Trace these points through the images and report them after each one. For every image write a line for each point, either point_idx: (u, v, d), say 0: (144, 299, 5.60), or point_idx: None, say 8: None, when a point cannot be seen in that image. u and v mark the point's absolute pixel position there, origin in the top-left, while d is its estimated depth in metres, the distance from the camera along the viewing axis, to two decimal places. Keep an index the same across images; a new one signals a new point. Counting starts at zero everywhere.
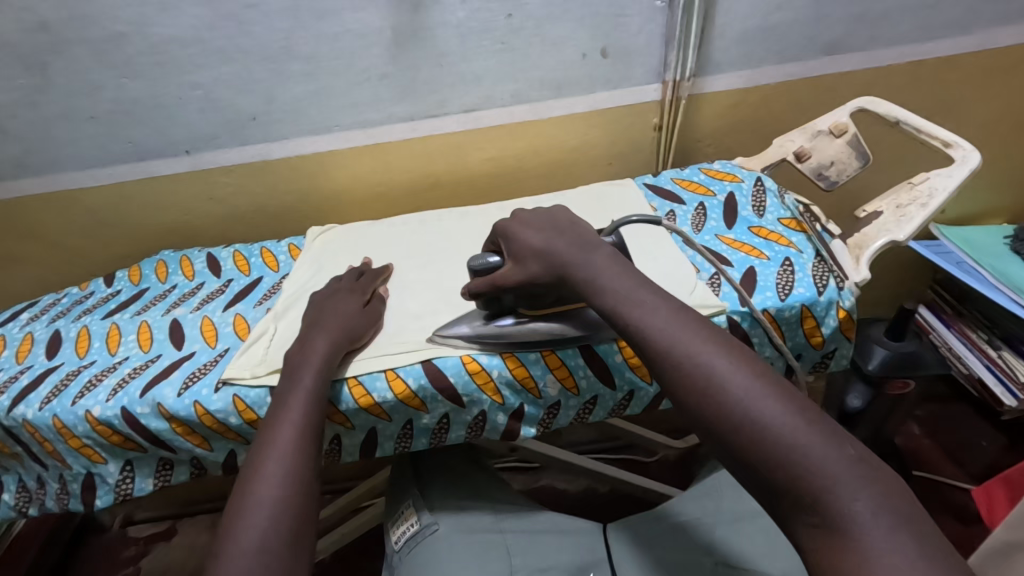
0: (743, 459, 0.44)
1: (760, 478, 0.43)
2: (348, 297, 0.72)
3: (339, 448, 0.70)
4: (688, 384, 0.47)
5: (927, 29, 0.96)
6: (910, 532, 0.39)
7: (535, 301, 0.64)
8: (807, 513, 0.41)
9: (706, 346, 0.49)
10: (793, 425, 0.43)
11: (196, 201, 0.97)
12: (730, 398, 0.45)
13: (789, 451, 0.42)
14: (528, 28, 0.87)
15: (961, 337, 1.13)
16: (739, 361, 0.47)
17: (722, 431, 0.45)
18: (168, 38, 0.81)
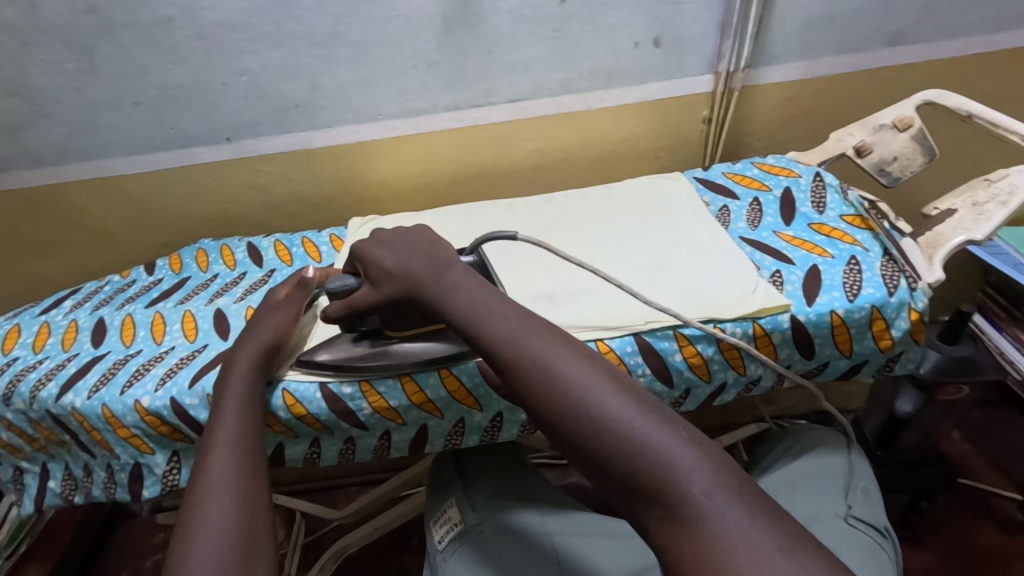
0: (585, 455, 0.42)
1: (606, 474, 0.42)
2: (269, 307, 0.68)
3: (388, 444, 0.68)
4: (535, 389, 0.45)
5: (996, 19, 0.91)
6: (745, 509, 0.38)
7: (398, 323, 0.63)
8: (654, 505, 0.40)
9: (549, 347, 0.47)
10: (632, 417, 0.42)
11: (236, 189, 0.96)
12: (579, 393, 0.44)
13: (626, 442, 0.41)
14: (582, 16, 0.85)
15: (1013, 341, 1.09)
16: (586, 358, 0.46)
17: (564, 428, 0.43)
18: (216, 22, 0.80)
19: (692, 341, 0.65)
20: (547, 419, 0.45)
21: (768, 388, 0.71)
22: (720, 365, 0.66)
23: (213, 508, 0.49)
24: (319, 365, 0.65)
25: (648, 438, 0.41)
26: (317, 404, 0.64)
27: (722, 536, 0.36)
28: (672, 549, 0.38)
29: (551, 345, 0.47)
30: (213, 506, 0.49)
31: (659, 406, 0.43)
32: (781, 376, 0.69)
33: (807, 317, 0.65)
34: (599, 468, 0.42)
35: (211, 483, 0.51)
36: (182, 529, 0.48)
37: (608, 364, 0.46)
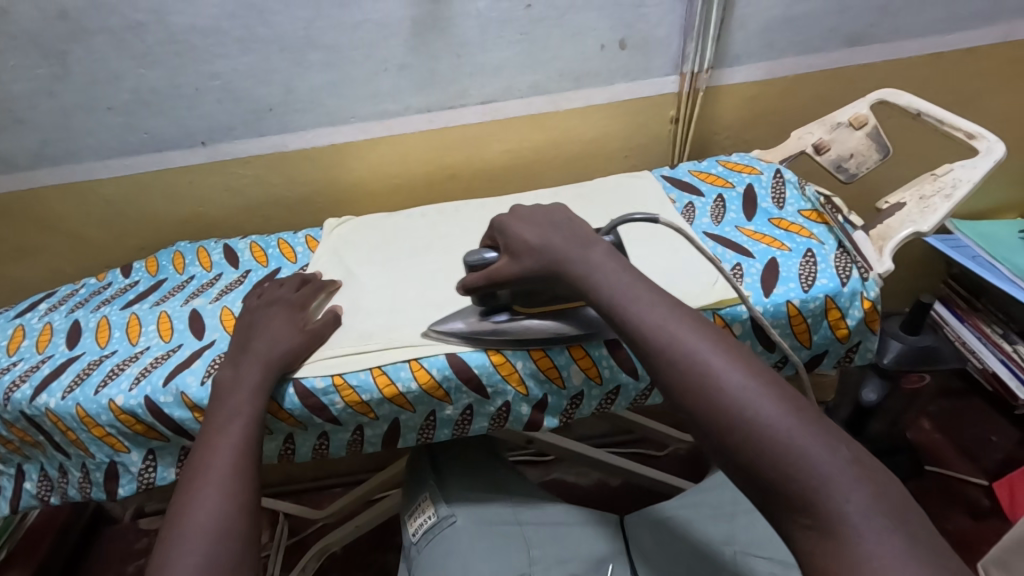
0: (729, 456, 0.44)
1: (745, 473, 0.44)
2: (283, 313, 0.70)
3: (362, 439, 0.70)
4: (685, 385, 0.47)
5: (948, 21, 0.95)
6: (902, 533, 0.39)
7: (533, 298, 0.64)
8: (801, 514, 0.41)
9: (701, 344, 0.48)
10: (790, 425, 0.43)
11: (212, 192, 0.97)
12: (727, 395, 0.45)
13: (781, 450, 0.42)
14: (549, 19, 0.87)
15: (975, 330, 1.14)
16: (739, 360, 0.47)
17: (712, 426, 0.45)
18: (188, 27, 0.81)
19: None
20: (692, 412, 0.46)
21: None
22: None
23: (206, 513, 0.53)
24: (450, 334, 0.66)
25: (797, 449, 0.42)
26: (291, 400, 0.66)
27: (869, 550, 0.38)
28: (815, 554, 0.40)
29: (694, 339, 0.49)
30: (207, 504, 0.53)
31: (822, 417, 0.44)
32: None
33: (764, 308, 0.68)
34: (749, 472, 0.43)
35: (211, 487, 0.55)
36: (170, 525, 0.53)
37: (756, 365, 0.47)
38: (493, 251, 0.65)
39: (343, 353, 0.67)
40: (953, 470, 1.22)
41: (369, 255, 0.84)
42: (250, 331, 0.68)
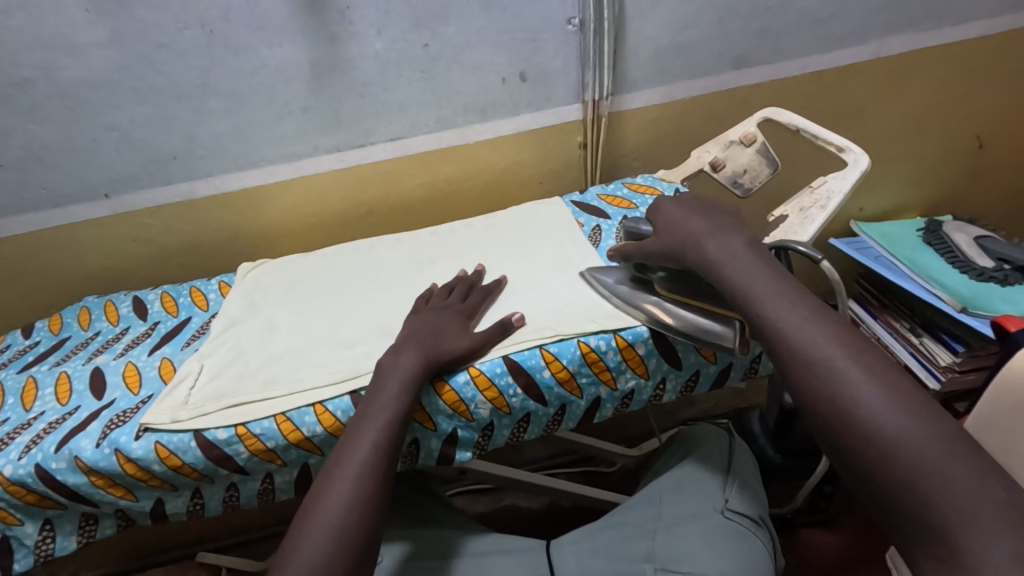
0: (852, 466, 0.42)
1: (869, 490, 0.41)
2: (457, 313, 0.70)
3: (273, 487, 0.69)
4: (814, 391, 0.45)
5: (825, 40, 1.02)
6: None
7: (679, 283, 0.68)
8: (929, 547, 0.37)
9: (834, 350, 0.46)
10: (914, 442, 0.39)
11: (121, 243, 0.95)
12: (884, 438, 0.40)
13: (917, 469, 0.38)
14: (447, 56, 0.90)
15: (886, 326, 1.19)
16: (878, 371, 0.44)
17: (829, 435, 0.44)
18: (77, 81, 0.80)
19: (559, 357, 0.67)
20: (812, 414, 0.46)
21: (645, 401, 0.74)
22: (589, 379, 0.69)
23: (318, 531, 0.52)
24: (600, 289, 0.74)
25: (933, 474, 0.38)
26: (192, 454, 0.64)
27: None
28: None
29: (832, 344, 0.47)
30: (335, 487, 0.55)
31: (972, 446, 0.39)
32: (652, 387, 0.72)
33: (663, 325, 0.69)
34: (869, 484, 0.41)
35: (335, 480, 0.56)
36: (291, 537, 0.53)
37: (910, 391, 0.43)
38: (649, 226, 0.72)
39: (243, 402, 0.66)
40: None
41: (282, 298, 0.83)
42: (433, 325, 0.68)
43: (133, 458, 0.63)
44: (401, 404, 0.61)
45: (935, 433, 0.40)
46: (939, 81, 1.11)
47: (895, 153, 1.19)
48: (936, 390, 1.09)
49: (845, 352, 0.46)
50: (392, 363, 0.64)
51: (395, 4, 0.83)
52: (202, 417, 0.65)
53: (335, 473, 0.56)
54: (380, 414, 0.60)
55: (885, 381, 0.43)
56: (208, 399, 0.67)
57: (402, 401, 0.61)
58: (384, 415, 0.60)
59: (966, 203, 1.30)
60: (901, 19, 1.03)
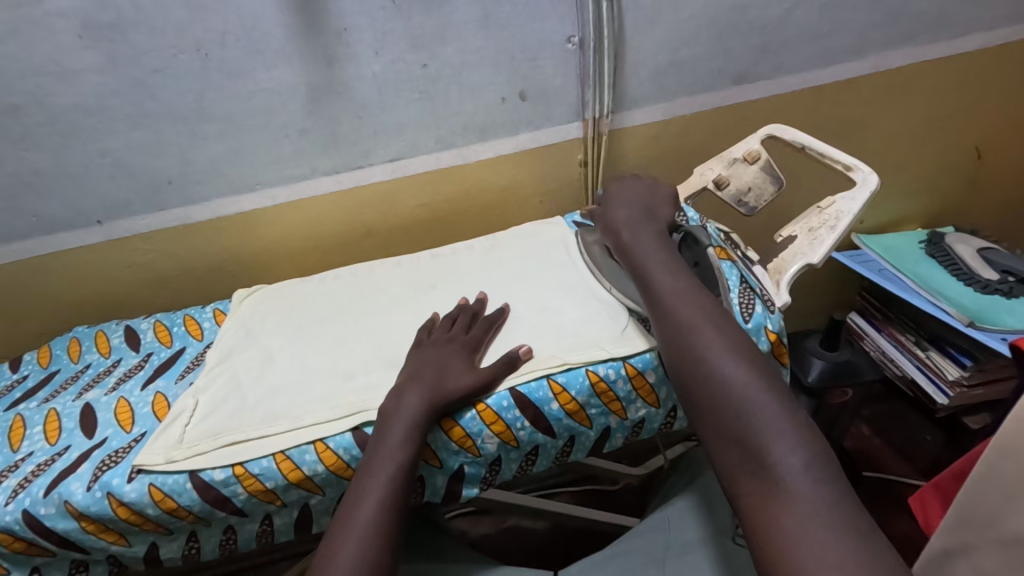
0: (700, 406, 0.52)
1: (706, 424, 0.51)
2: (459, 347, 0.68)
3: (272, 528, 0.66)
4: (678, 349, 0.56)
5: (825, 55, 1.01)
6: (834, 487, 0.44)
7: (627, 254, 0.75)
8: (749, 464, 0.47)
9: (700, 316, 0.58)
10: (745, 382, 0.51)
11: (114, 270, 0.92)
12: (726, 381, 0.51)
13: (741, 402, 0.49)
14: (446, 76, 0.88)
15: (891, 339, 1.18)
16: (726, 333, 0.56)
17: (689, 383, 0.54)
18: (69, 107, 0.78)
19: (567, 388, 0.65)
20: (677, 371, 0.56)
21: (655, 430, 0.72)
22: (598, 410, 0.67)
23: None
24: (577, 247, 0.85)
25: (754, 401, 0.49)
26: (188, 496, 0.61)
27: (813, 516, 0.42)
28: (755, 498, 0.45)
29: (693, 309, 0.59)
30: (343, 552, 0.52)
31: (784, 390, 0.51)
32: (662, 415, 0.70)
33: None
34: (713, 418, 0.51)
35: (339, 542, 0.53)
36: None
37: (754, 355, 0.54)
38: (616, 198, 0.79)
39: (240, 441, 0.64)
40: (894, 474, 1.19)
41: (280, 327, 0.81)
42: (436, 362, 0.66)
43: (125, 502, 0.61)
44: (405, 460, 0.58)
45: (760, 376, 0.51)
46: (938, 94, 1.11)
47: (895, 166, 1.19)
48: (944, 405, 1.09)
49: (707, 320, 0.57)
50: (392, 412, 0.61)
51: (392, 25, 0.82)
52: (198, 458, 0.63)
53: (339, 535, 0.54)
54: (382, 467, 0.58)
55: (732, 340, 0.55)
56: (205, 438, 0.64)
57: (408, 456, 0.59)
58: (388, 474, 0.57)
59: (966, 214, 1.30)
60: (901, 33, 1.02)
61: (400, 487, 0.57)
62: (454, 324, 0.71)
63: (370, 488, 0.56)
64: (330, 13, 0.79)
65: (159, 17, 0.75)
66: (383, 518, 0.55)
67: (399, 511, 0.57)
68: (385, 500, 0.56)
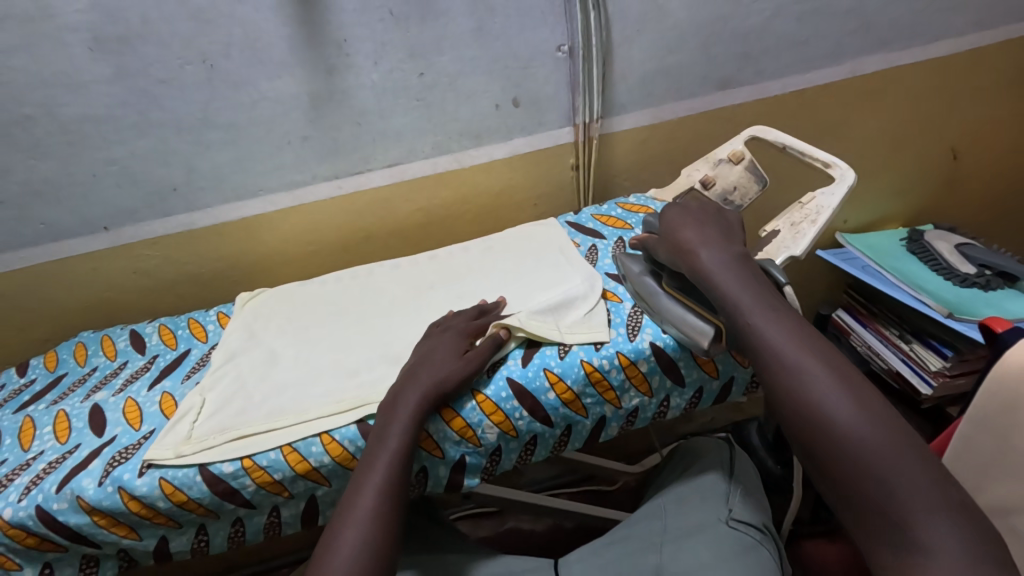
0: (824, 462, 0.50)
1: (835, 483, 0.49)
2: (459, 337, 0.70)
3: (280, 520, 0.68)
4: (793, 397, 0.53)
5: (804, 61, 1.06)
6: (987, 563, 0.41)
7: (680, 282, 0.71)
8: (890, 530, 0.45)
9: (812, 359, 0.54)
10: (873, 439, 0.47)
11: (119, 276, 0.94)
12: (852, 438, 0.48)
13: (874, 463, 0.47)
14: (442, 85, 0.91)
15: (876, 334, 1.21)
16: (844, 379, 0.52)
17: (808, 435, 0.51)
18: (78, 117, 0.80)
19: (563, 378, 0.68)
20: (792, 420, 0.53)
21: (650, 418, 0.74)
22: (593, 399, 0.70)
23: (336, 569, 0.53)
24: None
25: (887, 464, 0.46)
26: (198, 489, 0.63)
27: None
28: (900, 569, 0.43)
29: (801, 347, 0.55)
30: (343, 543, 0.55)
31: (917, 445, 0.47)
32: (656, 404, 0.73)
33: (665, 342, 0.70)
34: (843, 477, 0.48)
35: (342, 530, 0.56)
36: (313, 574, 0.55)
37: (866, 392, 0.51)
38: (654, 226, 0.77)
39: (247, 434, 0.66)
40: None
41: (284, 327, 0.83)
42: (437, 351, 0.68)
43: (137, 496, 0.62)
44: (400, 446, 0.60)
45: (879, 423, 0.48)
46: (915, 97, 1.15)
47: (876, 167, 1.23)
48: (928, 396, 1.10)
49: (820, 362, 0.53)
50: (394, 402, 0.64)
51: (390, 36, 0.85)
52: (206, 451, 0.64)
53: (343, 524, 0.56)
54: (381, 459, 0.59)
55: (850, 387, 0.51)
56: (213, 432, 0.66)
57: (403, 442, 0.60)
58: (383, 460, 0.59)
59: (947, 212, 1.34)
60: (876, 39, 1.07)
61: (399, 473, 0.59)
62: (458, 317, 0.74)
63: (369, 476, 0.59)
64: (331, 25, 0.83)
65: (166, 30, 0.78)
66: (382, 504, 0.58)
67: (398, 495, 0.59)
68: (383, 485, 0.58)
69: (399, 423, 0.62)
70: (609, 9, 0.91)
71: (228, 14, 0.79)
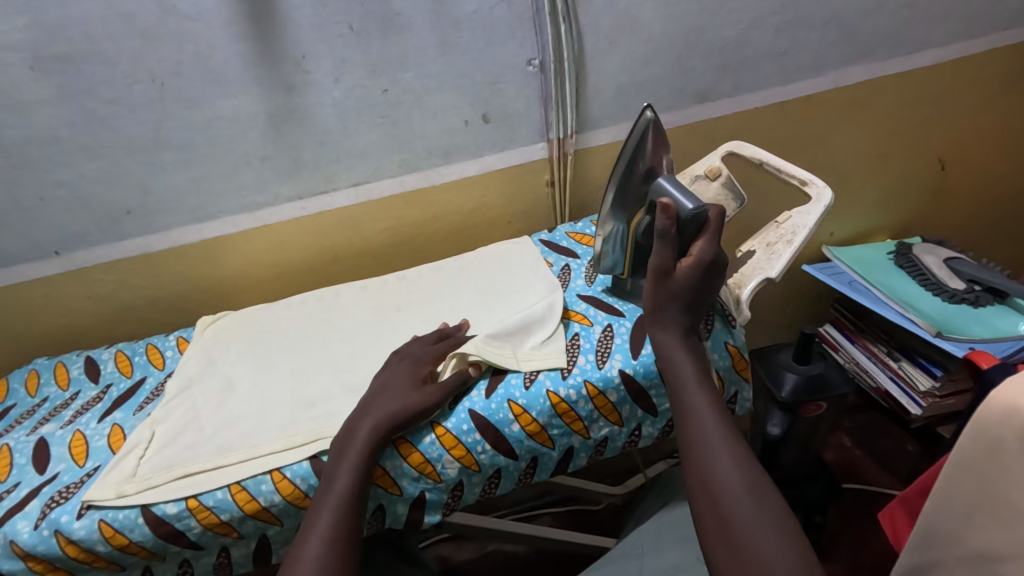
0: (712, 530, 0.52)
1: (718, 550, 0.51)
2: (415, 368, 0.66)
3: (229, 562, 0.64)
4: (695, 468, 0.56)
5: (783, 73, 1.03)
6: None
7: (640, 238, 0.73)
8: None
9: (722, 435, 0.56)
10: (756, 518, 0.50)
11: (74, 301, 0.91)
12: (738, 514, 0.51)
13: (752, 537, 0.49)
14: (407, 101, 0.89)
15: (864, 351, 1.18)
16: (744, 461, 0.55)
17: (704, 507, 0.54)
18: (23, 139, 0.78)
19: (528, 409, 0.65)
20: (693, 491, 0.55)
21: (621, 449, 0.71)
22: (560, 430, 0.66)
23: None
24: (634, 130, 0.70)
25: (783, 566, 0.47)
26: (140, 531, 0.60)
27: None
28: None
29: (720, 438, 0.56)
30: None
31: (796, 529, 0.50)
32: (627, 434, 0.70)
33: (634, 369, 0.67)
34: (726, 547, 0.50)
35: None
36: None
37: (757, 472, 0.54)
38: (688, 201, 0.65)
39: (194, 472, 0.62)
40: (875, 484, 1.23)
41: (242, 354, 0.80)
42: (396, 382, 0.65)
43: (74, 540, 0.59)
44: (349, 486, 0.57)
45: (760, 502, 0.52)
46: (897, 109, 1.13)
47: (861, 180, 1.21)
48: (918, 416, 1.09)
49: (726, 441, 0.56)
50: (344, 439, 0.60)
51: (350, 52, 0.83)
52: (149, 491, 0.61)
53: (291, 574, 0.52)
54: (329, 503, 0.56)
55: (747, 469, 0.54)
56: (158, 470, 0.63)
57: (352, 483, 0.57)
58: (330, 505, 0.56)
59: (934, 224, 1.32)
60: (856, 50, 1.05)
61: (349, 516, 0.55)
62: (417, 343, 0.71)
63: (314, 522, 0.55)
64: (288, 42, 0.80)
65: (113, 48, 0.75)
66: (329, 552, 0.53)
67: (348, 540, 0.55)
68: (330, 532, 0.54)
69: (349, 465, 0.58)
70: (579, 21, 0.89)
71: (179, 32, 0.76)
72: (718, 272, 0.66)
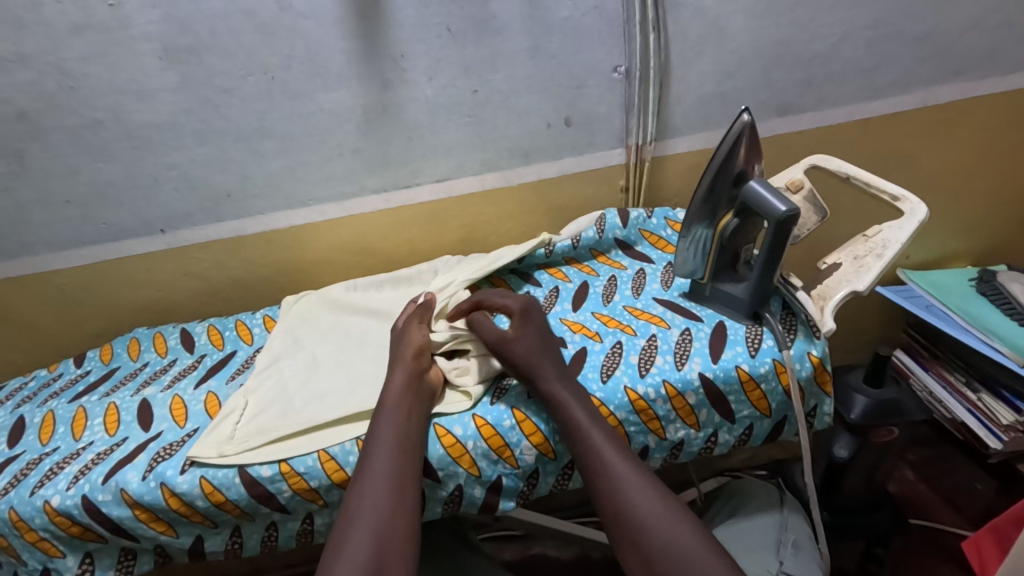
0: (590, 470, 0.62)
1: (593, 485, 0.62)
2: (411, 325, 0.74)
3: (312, 528, 0.68)
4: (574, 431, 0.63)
5: (870, 89, 1.02)
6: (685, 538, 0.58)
7: (731, 240, 0.73)
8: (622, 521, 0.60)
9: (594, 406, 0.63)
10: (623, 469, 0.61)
11: (171, 276, 0.97)
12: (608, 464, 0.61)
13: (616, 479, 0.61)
14: (495, 101, 0.92)
15: (939, 380, 1.14)
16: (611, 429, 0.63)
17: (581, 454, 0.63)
18: (145, 123, 0.85)
19: (606, 403, 0.67)
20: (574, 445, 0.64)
21: (695, 453, 0.71)
22: (637, 427, 0.68)
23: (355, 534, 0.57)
24: (729, 134, 0.68)
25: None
26: (236, 490, 0.63)
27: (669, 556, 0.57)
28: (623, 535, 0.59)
29: (623, 463, 0.61)
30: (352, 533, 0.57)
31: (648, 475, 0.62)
32: (702, 439, 0.70)
33: (714, 373, 0.67)
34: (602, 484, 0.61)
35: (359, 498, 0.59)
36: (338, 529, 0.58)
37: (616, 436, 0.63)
38: (783, 202, 0.65)
39: (285, 437, 0.66)
40: (941, 522, 1.17)
41: (326, 334, 0.84)
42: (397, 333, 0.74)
43: (177, 492, 0.63)
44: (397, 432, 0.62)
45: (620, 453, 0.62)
46: (988, 128, 1.09)
47: (945, 202, 1.17)
48: (998, 450, 1.03)
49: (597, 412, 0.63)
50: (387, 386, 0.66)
51: (446, 52, 0.87)
52: (246, 453, 0.65)
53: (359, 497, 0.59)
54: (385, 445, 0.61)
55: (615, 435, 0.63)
56: (254, 433, 0.67)
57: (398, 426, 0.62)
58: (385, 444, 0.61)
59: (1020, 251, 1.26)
60: (949, 68, 1.02)
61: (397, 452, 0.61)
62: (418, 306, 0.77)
63: (374, 469, 0.60)
64: (390, 40, 0.84)
65: (232, 42, 0.81)
66: (391, 491, 0.59)
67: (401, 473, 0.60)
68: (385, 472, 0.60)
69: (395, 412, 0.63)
70: (667, 30, 0.91)
71: (291, 28, 0.81)
72: (756, 311, 0.72)
